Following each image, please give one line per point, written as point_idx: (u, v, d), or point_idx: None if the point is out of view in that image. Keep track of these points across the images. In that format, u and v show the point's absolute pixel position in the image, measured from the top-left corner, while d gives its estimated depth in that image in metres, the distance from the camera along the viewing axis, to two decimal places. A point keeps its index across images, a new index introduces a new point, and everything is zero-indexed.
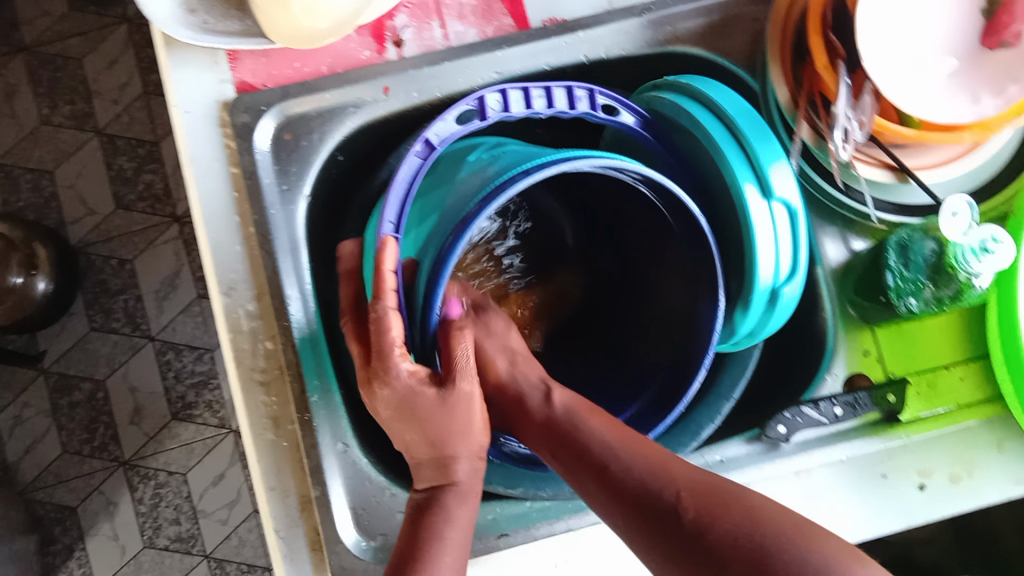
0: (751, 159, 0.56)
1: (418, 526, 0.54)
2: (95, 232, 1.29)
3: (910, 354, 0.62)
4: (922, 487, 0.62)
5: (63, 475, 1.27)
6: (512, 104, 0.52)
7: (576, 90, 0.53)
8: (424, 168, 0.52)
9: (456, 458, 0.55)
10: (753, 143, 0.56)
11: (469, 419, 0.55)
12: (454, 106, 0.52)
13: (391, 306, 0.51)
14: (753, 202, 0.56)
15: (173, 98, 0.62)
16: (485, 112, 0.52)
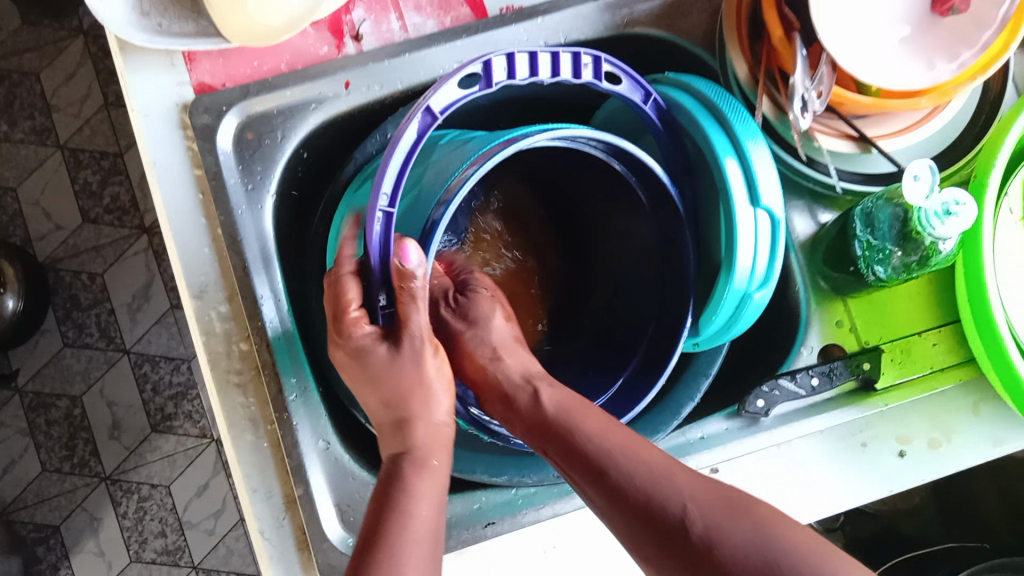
0: (739, 151, 0.56)
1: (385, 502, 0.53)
2: (63, 247, 1.28)
3: (883, 322, 0.64)
4: (902, 454, 0.63)
5: (44, 494, 1.25)
6: (517, 70, 0.50)
7: (581, 56, 0.51)
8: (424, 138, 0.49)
9: (410, 421, 0.57)
10: (740, 133, 0.56)
11: (423, 375, 0.58)
12: (456, 72, 0.48)
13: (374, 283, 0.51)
14: (735, 197, 0.55)
15: (132, 103, 0.62)
16: (488, 81, 0.49)
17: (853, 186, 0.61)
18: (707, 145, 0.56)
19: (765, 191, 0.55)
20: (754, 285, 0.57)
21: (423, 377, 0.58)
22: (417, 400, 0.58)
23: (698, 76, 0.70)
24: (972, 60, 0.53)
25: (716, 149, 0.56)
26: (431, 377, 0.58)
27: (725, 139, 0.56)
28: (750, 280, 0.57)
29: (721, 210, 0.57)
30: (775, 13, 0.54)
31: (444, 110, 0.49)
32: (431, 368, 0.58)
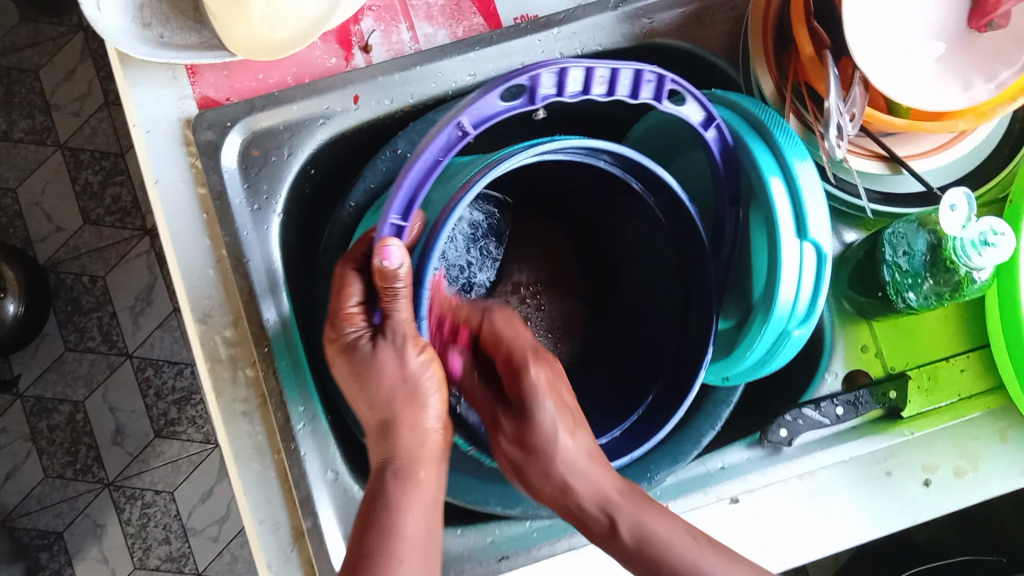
0: (787, 176, 0.53)
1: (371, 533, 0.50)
2: (64, 249, 1.26)
3: (910, 348, 0.61)
4: (928, 483, 0.61)
5: (47, 500, 1.24)
6: (570, 83, 0.46)
7: (644, 73, 0.48)
8: (451, 152, 0.46)
9: (394, 428, 0.54)
10: (788, 155, 0.53)
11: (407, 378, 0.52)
12: (498, 85, 0.45)
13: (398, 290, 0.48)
14: (783, 225, 0.53)
15: (132, 118, 0.59)
16: (531, 95, 0.46)
17: (884, 208, 0.58)
18: (752, 166, 0.54)
19: (814, 220, 0.53)
20: (795, 314, 0.54)
21: (404, 377, 0.52)
22: (402, 404, 0.53)
23: (719, 88, 0.67)
24: (1011, 79, 0.51)
25: (762, 171, 0.53)
26: (416, 375, 0.53)
27: (772, 161, 0.54)
28: (791, 316, 0.54)
29: (764, 234, 0.54)
30: (807, 30, 0.52)
31: (478, 126, 0.47)
32: (415, 365, 0.52)
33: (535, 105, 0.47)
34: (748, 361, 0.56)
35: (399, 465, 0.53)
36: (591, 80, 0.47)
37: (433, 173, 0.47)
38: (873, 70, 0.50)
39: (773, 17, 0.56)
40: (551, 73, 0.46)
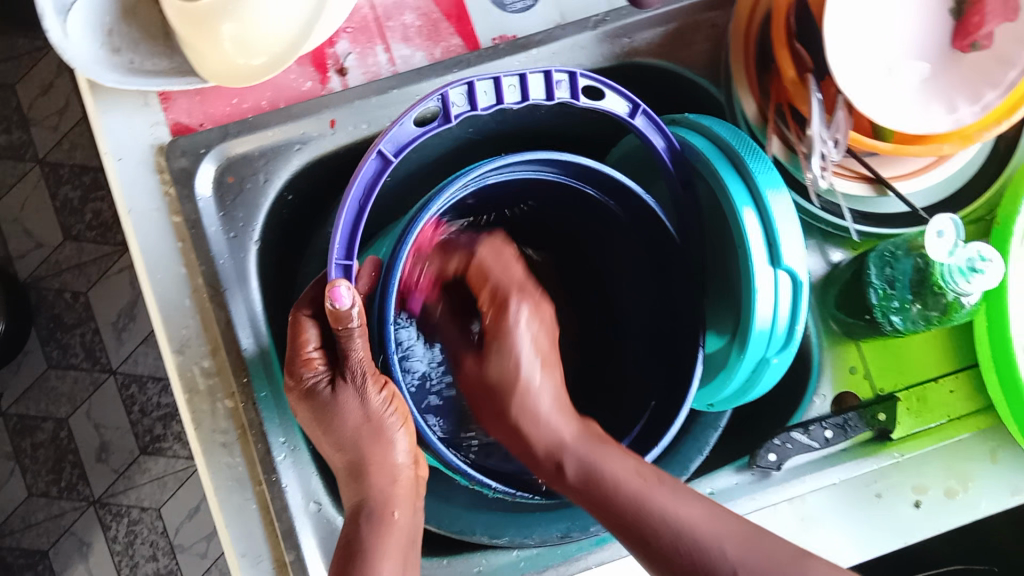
0: (759, 204, 0.53)
1: (349, 561, 0.50)
2: (44, 265, 1.24)
3: (897, 369, 0.63)
4: (918, 504, 0.61)
5: (32, 518, 1.23)
6: (479, 97, 0.49)
7: (555, 74, 0.49)
8: (380, 177, 0.48)
9: (367, 465, 0.54)
10: (761, 184, 0.53)
11: (369, 415, 0.53)
12: (412, 108, 0.48)
13: (356, 326, 0.49)
14: (756, 255, 0.53)
15: (103, 145, 0.58)
16: (448, 115, 0.48)
17: (869, 229, 0.59)
18: (724, 195, 0.54)
19: (789, 248, 0.52)
20: (777, 337, 0.54)
21: (369, 415, 0.53)
22: (368, 443, 0.53)
23: (701, 106, 0.67)
24: (997, 100, 0.50)
25: (733, 200, 0.53)
26: (379, 413, 0.53)
27: (744, 189, 0.53)
28: (769, 344, 0.54)
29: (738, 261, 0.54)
30: (788, 53, 0.52)
31: (399, 153, 0.49)
32: (377, 403, 0.52)
33: (453, 123, 0.48)
34: (730, 383, 0.57)
35: (371, 507, 0.53)
36: (505, 94, 0.49)
37: (363, 208, 0.48)
38: (855, 94, 0.49)
39: (753, 36, 0.56)
40: (462, 92, 0.48)
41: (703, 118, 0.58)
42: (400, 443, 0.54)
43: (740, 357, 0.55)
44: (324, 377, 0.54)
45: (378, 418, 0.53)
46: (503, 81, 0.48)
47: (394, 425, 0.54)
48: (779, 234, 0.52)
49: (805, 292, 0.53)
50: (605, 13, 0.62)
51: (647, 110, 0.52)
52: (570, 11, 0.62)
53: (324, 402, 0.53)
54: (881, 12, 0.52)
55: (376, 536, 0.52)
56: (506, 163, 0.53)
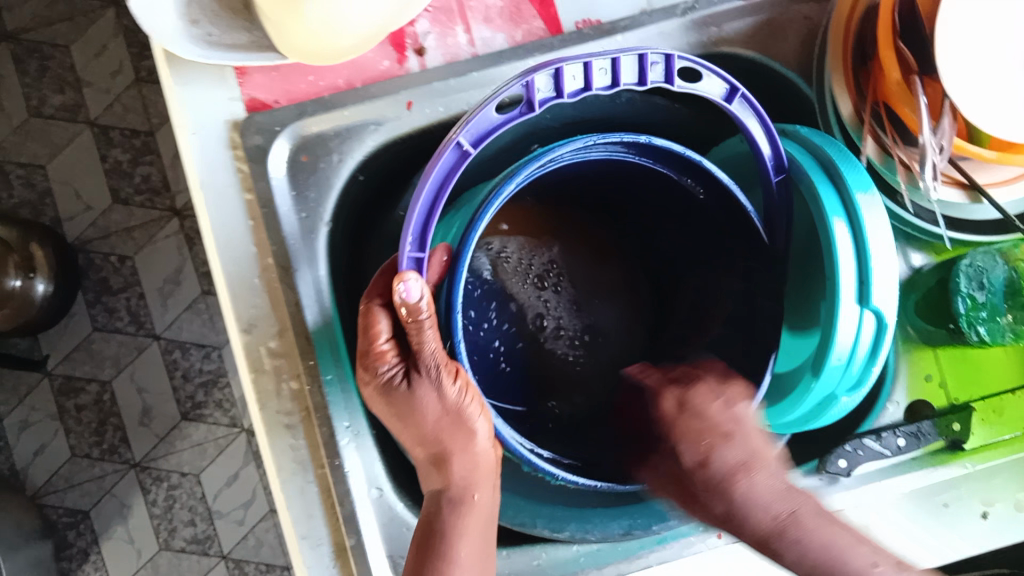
0: (851, 213, 0.53)
1: (426, 551, 0.53)
2: (93, 229, 1.24)
3: (975, 378, 0.61)
4: (986, 516, 0.60)
5: (74, 479, 1.24)
6: (565, 82, 0.45)
7: (650, 55, 0.46)
8: (455, 173, 0.45)
9: (451, 456, 0.54)
10: (853, 190, 0.53)
11: (445, 407, 0.52)
12: (494, 97, 0.44)
13: (427, 320, 0.49)
14: (846, 289, 0.52)
15: (176, 118, 0.57)
16: (531, 104, 0.45)
17: (959, 236, 0.59)
18: (816, 200, 0.54)
19: (879, 281, 0.52)
20: (852, 369, 0.53)
21: (447, 409, 0.53)
22: (449, 433, 0.54)
23: (784, 100, 0.64)
24: None
25: (825, 208, 0.53)
26: (457, 405, 0.52)
27: (835, 194, 0.54)
28: (840, 382, 0.54)
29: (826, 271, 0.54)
30: (894, 54, 0.50)
31: (478, 144, 0.45)
32: (452, 395, 0.52)
33: (537, 112, 0.45)
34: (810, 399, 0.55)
35: (452, 491, 0.55)
36: (594, 79, 0.45)
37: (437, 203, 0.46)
38: (964, 99, 0.48)
39: (853, 34, 0.55)
40: (551, 74, 0.44)
41: (815, 135, 0.57)
42: (483, 434, 0.54)
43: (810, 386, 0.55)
44: (399, 367, 0.53)
45: (459, 407, 0.53)
46: (596, 65, 0.44)
47: (473, 411, 0.53)
48: (872, 258, 0.51)
49: (891, 336, 0.52)
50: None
51: (746, 93, 0.48)
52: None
53: (397, 394, 0.53)
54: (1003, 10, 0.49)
55: (456, 518, 0.54)
56: (587, 143, 0.51)
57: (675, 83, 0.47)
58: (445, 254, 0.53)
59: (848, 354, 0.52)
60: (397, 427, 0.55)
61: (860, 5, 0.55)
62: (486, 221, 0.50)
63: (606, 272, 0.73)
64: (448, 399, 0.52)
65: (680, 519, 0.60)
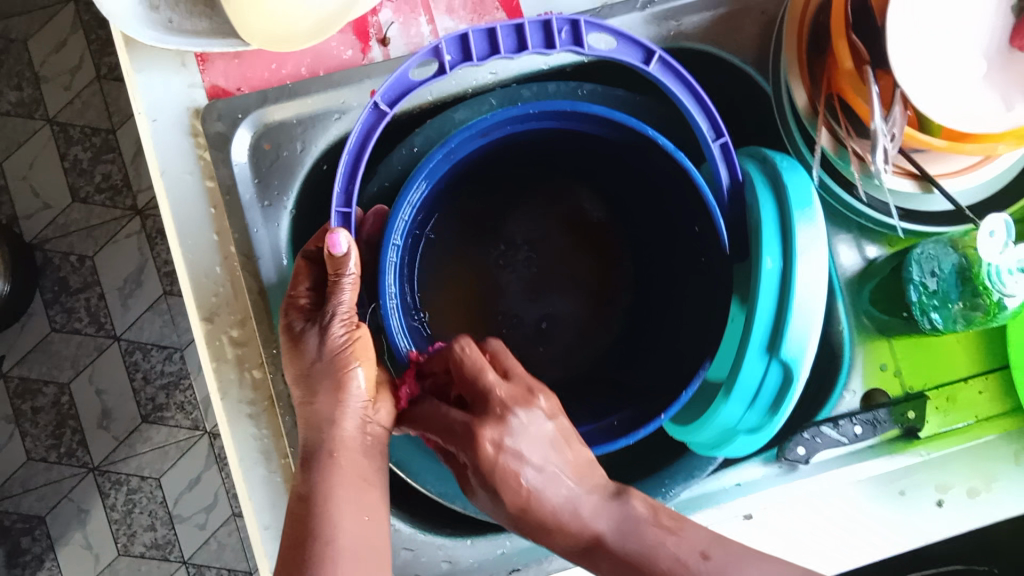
0: (787, 243, 0.53)
1: (305, 521, 0.50)
2: (51, 228, 1.22)
3: (930, 366, 0.62)
4: (941, 503, 0.61)
5: (30, 483, 1.22)
6: (473, 48, 0.49)
7: (557, 23, 0.49)
8: (376, 129, 0.48)
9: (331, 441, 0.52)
10: (792, 211, 0.53)
11: (332, 359, 0.52)
12: (411, 59, 0.48)
13: (348, 282, 0.52)
14: (760, 334, 0.53)
15: (137, 105, 0.57)
16: (444, 66, 0.49)
17: (916, 227, 0.59)
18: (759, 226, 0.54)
19: (794, 328, 0.52)
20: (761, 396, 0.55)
21: (325, 352, 0.52)
22: (330, 387, 0.52)
23: None
24: None
25: (761, 245, 0.53)
26: (338, 353, 0.52)
27: (774, 213, 0.54)
28: (743, 416, 0.56)
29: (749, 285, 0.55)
30: (847, 43, 0.51)
31: (392, 105, 0.49)
32: (339, 340, 0.52)
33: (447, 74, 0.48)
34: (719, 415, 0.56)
35: (320, 447, 0.53)
36: (527, 35, 0.49)
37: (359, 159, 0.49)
38: (914, 87, 0.49)
39: (808, 26, 0.56)
40: (478, 36, 0.49)
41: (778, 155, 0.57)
42: (357, 395, 0.53)
43: (729, 394, 0.55)
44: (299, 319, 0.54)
45: (340, 362, 0.52)
46: (524, 25, 0.49)
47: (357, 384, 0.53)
48: (796, 297, 0.52)
49: (797, 390, 0.53)
50: None
51: (661, 54, 0.51)
52: None
53: (293, 341, 0.53)
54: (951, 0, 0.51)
55: (330, 477, 0.52)
56: (522, 116, 0.55)
57: (581, 46, 0.50)
58: (382, 215, 0.57)
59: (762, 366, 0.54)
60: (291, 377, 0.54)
61: None
62: (416, 185, 0.54)
63: (588, 271, 0.70)
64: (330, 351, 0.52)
65: None
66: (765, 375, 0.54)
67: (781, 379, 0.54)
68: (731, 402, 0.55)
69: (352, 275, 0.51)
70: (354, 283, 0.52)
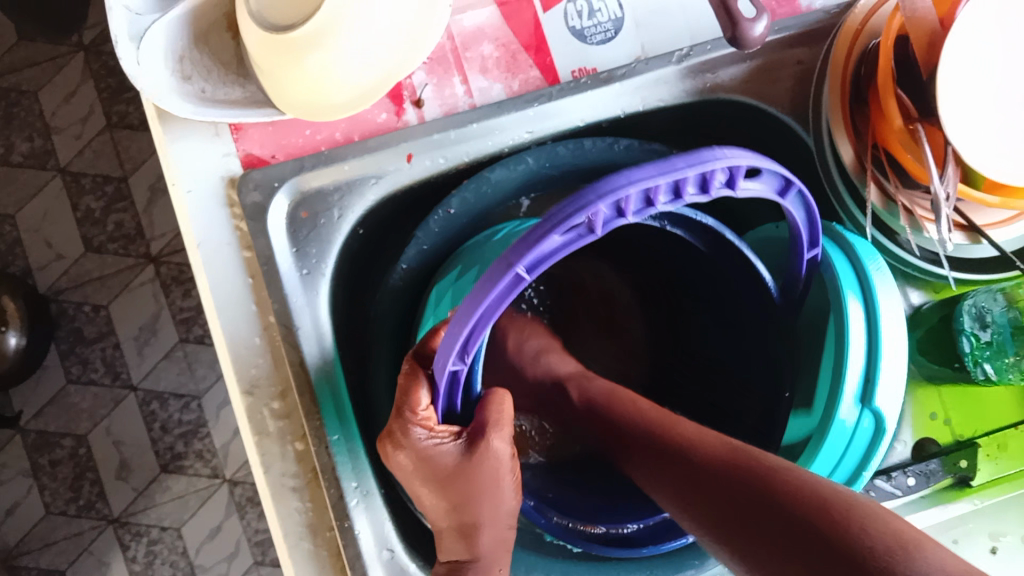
0: (867, 298, 0.56)
1: None
2: (65, 278, 1.21)
3: (978, 415, 0.62)
4: (994, 551, 0.63)
5: (50, 537, 1.20)
6: (630, 202, 0.35)
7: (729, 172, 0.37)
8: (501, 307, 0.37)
9: (479, 527, 0.52)
10: (865, 263, 0.57)
11: (499, 475, 0.52)
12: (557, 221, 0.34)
13: (501, 394, 0.53)
14: (850, 386, 0.55)
15: (172, 176, 0.56)
16: (594, 228, 0.35)
17: (965, 276, 0.60)
18: (834, 279, 0.57)
19: (884, 381, 0.55)
20: (854, 443, 0.55)
21: (500, 464, 0.51)
22: (483, 496, 0.51)
23: (782, 143, 0.65)
24: None
25: (842, 288, 0.56)
26: (497, 465, 0.51)
27: (848, 268, 0.57)
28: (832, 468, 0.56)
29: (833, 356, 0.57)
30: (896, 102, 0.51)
31: (535, 268, 0.36)
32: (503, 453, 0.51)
33: (597, 235, 0.35)
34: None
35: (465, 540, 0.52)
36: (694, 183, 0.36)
37: (481, 329, 0.39)
38: (968, 148, 0.50)
39: (850, 76, 0.57)
40: (639, 190, 0.34)
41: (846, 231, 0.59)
42: (507, 488, 0.52)
43: (818, 445, 0.56)
44: (457, 436, 0.50)
45: (494, 472, 0.51)
46: (697, 169, 0.34)
47: (509, 487, 0.52)
48: (882, 359, 0.55)
49: (885, 442, 0.55)
50: (688, 48, 0.61)
51: (802, 186, 0.41)
52: (651, 44, 0.61)
53: (424, 457, 0.50)
54: (1003, 44, 0.50)
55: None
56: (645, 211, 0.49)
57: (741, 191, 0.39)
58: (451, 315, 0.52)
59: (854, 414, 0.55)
60: (422, 488, 0.52)
61: (856, 47, 0.56)
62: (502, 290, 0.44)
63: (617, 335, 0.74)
64: (494, 460, 0.51)
65: (699, 567, 0.59)
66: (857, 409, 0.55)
67: (872, 434, 0.55)
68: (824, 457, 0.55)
69: (500, 426, 0.51)
70: (506, 395, 0.53)
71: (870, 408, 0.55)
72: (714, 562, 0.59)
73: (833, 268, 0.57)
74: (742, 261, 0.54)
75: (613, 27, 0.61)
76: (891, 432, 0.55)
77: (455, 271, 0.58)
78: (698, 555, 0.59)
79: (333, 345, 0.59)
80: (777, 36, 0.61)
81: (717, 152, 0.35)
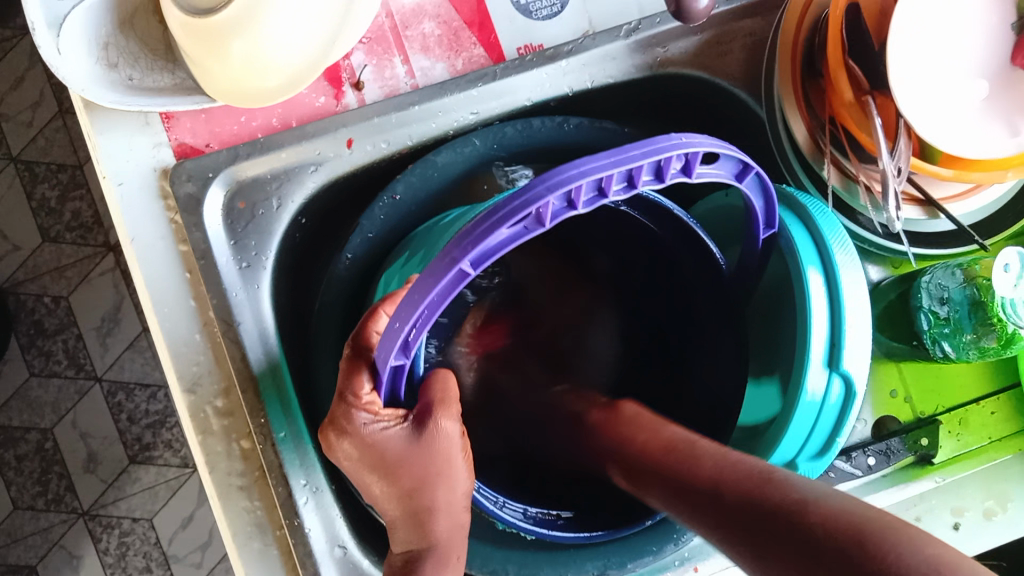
0: (828, 267, 0.54)
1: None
2: (22, 269, 1.18)
3: (939, 391, 0.62)
4: (957, 527, 0.61)
5: (18, 532, 1.19)
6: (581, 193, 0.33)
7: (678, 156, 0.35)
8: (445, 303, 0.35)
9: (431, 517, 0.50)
10: (826, 234, 0.54)
11: (449, 456, 0.50)
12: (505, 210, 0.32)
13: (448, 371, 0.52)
14: (818, 350, 0.53)
15: (101, 169, 0.53)
16: (543, 219, 0.33)
17: (925, 252, 0.59)
18: (791, 247, 0.55)
19: (852, 342, 0.53)
20: (822, 421, 0.54)
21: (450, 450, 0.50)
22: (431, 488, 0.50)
23: (736, 116, 0.64)
24: None
25: (802, 258, 0.54)
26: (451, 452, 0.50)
27: (807, 237, 0.55)
28: (803, 448, 0.54)
29: (798, 326, 0.55)
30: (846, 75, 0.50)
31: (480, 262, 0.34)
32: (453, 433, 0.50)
33: (547, 228, 0.33)
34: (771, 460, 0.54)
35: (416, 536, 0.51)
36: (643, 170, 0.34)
37: (424, 324, 0.37)
38: (915, 116, 0.48)
39: (801, 48, 0.55)
40: (591, 182, 0.33)
41: (804, 197, 0.56)
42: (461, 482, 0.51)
43: (788, 427, 0.54)
44: (404, 420, 0.48)
45: (445, 454, 0.50)
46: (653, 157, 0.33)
47: (462, 472, 0.51)
48: (847, 324, 0.53)
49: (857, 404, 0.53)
50: (637, 20, 0.59)
51: (760, 171, 0.39)
52: (599, 16, 0.59)
53: (371, 444, 0.47)
54: (948, 14, 0.50)
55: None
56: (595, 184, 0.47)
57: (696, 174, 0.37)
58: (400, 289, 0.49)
59: (823, 391, 0.53)
60: (370, 477, 0.50)
61: (806, 18, 0.55)
62: None
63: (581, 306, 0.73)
64: (445, 441, 0.50)
65: (657, 553, 0.58)
66: (824, 386, 0.53)
67: (843, 395, 0.54)
68: (795, 433, 0.53)
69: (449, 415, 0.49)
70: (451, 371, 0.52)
71: (839, 373, 0.53)
72: (672, 548, 0.58)
73: (790, 235, 0.55)
74: (689, 240, 0.54)
75: (559, 0, 0.58)
76: (861, 396, 0.53)
77: (400, 256, 0.56)
78: (656, 541, 0.58)
79: (278, 341, 0.57)
80: (726, 8, 0.59)
81: (672, 142, 0.33)
